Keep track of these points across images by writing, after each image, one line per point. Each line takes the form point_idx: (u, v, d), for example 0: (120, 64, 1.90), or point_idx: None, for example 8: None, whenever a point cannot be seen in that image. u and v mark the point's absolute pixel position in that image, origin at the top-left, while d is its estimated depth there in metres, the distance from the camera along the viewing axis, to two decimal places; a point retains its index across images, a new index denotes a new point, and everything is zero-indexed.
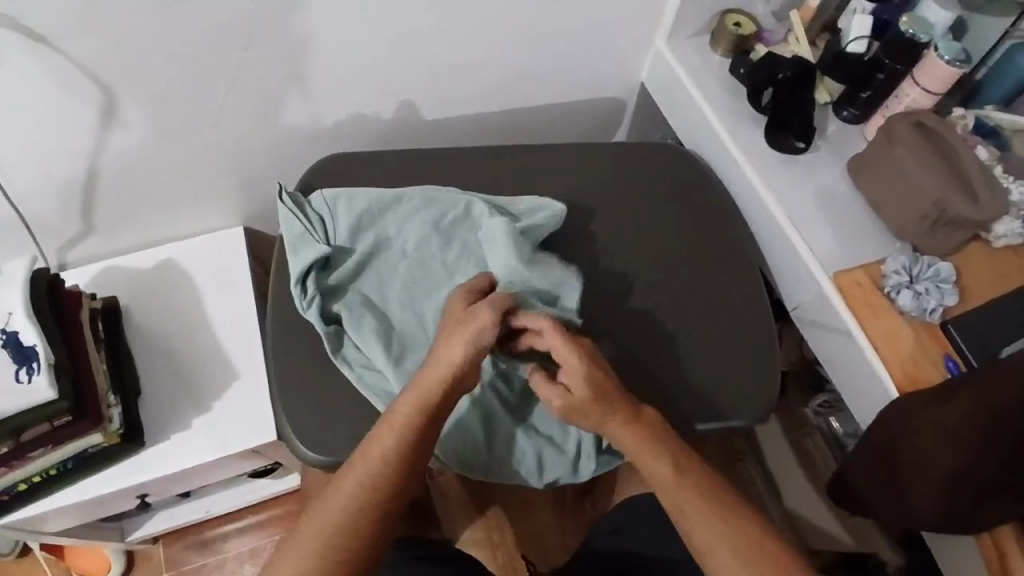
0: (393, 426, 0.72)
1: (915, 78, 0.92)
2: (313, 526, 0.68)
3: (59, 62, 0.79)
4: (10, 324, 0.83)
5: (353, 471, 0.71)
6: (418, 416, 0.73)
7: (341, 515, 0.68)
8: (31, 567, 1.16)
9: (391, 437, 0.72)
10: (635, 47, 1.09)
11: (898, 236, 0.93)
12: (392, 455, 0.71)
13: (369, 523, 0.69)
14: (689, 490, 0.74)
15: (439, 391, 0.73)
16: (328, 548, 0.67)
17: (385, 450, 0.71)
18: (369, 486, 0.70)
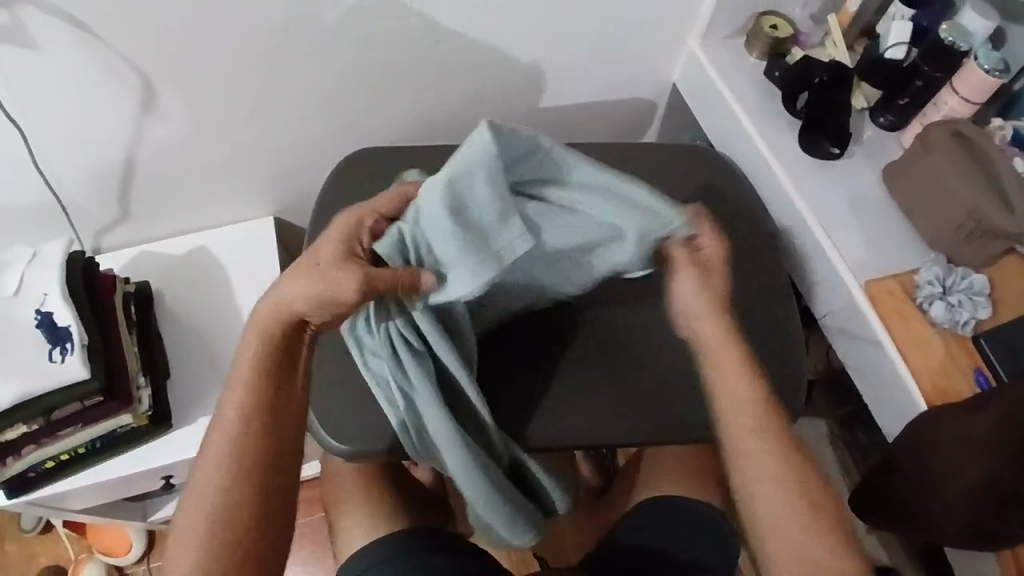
0: (238, 401, 0.67)
1: (954, 87, 0.91)
2: (189, 524, 0.64)
3: (101, 50, 0.81)
4: (45, 305, 0.85)
5: (213, 461, 0.66)
6: (271, 355, 0.68)
7: (221, 488, 0.65)
8: (56, 543, 1.18)
9: (248, 391, 0.67)
10: (668, 48, 1.08)
11: (931, 245, 0.92)
12: (259, 401, 0.67)
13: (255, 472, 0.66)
14: (752, 412, 0.72)
15: (272, 349, 0.68)
16: (223, 513, 0.64)
17: (251, 403, 0.67)
18: (242, 436, 0.66)
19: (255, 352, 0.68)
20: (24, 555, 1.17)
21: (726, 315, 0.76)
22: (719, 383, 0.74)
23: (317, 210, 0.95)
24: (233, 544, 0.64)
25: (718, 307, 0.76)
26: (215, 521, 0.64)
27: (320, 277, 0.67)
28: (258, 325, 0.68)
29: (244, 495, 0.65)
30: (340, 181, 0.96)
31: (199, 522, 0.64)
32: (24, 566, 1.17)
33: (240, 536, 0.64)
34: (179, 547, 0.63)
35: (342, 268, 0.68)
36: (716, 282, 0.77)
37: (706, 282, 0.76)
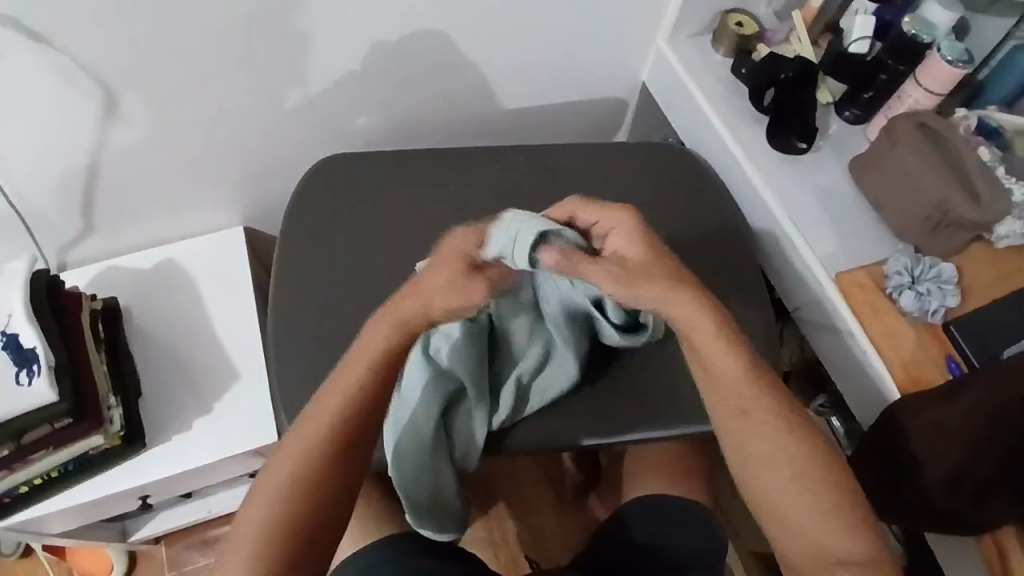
0: (344, 382, 0.71)
1: (917, 79, 0.92)
2: (273, 481, 0.69)
3: (61, 64, 0.79)
4: (10, 327, 0.83)
5: (308, 431, 0.70)
6: (395, 336, 0.71)
7: (313, 448, 0.70)
8: (33, 567, 1.15)
9: (365, 366, 0.71)
10: (636, 47, 1.08)
11: (899, 235, 0.93)
12: (369, 382, 0.71)
13: (347, 437, 0.71)
14: (745, 382, 0.73)
15: (399, 340, 0.71)
16: (306, 472, 0.69)
17: (363, 376, 0.71)
18: (352, 408, 0.71)
19: (380, 342, 0.71)
20: None
21: (700, 294, 0.72)
22: (703, 348, 0.73)
23: (288, 217, 0.94)
24: (297, 516, 0.68)
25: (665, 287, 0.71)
26: (302, 477, 0.69)
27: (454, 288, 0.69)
28: (396, 311, 0.70)
29: (324, 465, 0.70)
30: (310, 190, 0.95)
31: (278, 482, 0.69)
32: None
33: (303, 512, 0.68)
34: (260, 496, 0.69)
35: (467, 282, 0.69)
36: (654, 267, 0.71)
37: (627, 276, 0.70)
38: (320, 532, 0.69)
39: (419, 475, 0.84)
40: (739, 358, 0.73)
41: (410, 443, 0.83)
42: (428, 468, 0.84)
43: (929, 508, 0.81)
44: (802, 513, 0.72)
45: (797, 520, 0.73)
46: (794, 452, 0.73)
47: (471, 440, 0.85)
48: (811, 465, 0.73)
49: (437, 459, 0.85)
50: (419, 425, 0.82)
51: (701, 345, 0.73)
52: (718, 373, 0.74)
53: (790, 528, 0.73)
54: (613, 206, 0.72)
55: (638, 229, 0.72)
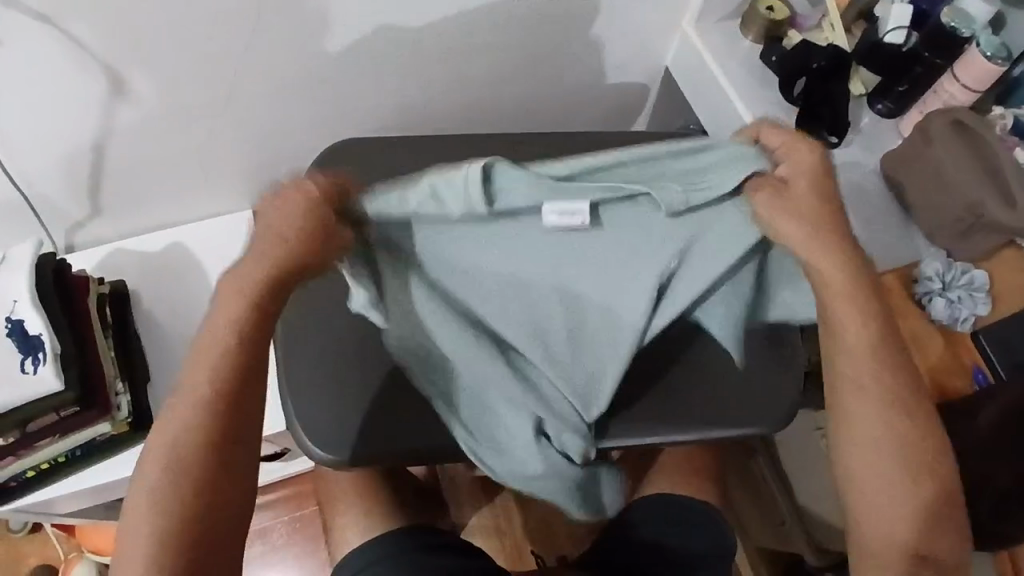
0: (205, 364, 0.64)
1: (954, 74, 0.88)
2: (144, 487, 0.63)
3: (67, 45, 0.77)
4: (15, 313, 0.82)
5: (172, 426, 0.63)
6: (245, 308, 0.65)
7: (175, 446, 0.63)
8: (42, 544, 1.17)
9: (223, 342, 0.64)
10: (659, 31, 1.04)
11: (929, 238, 0.90)
12: (228, 363, 0.64)
13: (214, 424, 0.64)
14: (865, 345, 0.69)
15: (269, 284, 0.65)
16: (180, 468, 0.63)
17: (223, 352, 0.64)
18: (216, 389, 0.64)
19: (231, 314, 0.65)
20: (13, 556, 1.16)
21: (842, 237, 0.69)
22: (834, 310, 0.69)
23: None
24: (190, 519, 0.63)
25: (812, 232, 0.69)
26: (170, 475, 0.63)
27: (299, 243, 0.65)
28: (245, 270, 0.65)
29: (197, 464, 0.63)
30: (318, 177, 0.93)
31: (148, 493, 0.63)
32: (13, 567, 1.16)
33: (195, 512, 0.63)
34: (134, 514, 0.62)
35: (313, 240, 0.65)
36: (818, 208, 0.70)
37: (785, 198, 0.70)
38: (211, 528, 0.64)
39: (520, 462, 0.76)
40: (867, 303, 0.69)
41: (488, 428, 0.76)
42: (544, 461, 0.75)
43: None
44: (882, 502, 0.68)
45: (881, 513, 0.68)
46: (876, 412, 0.68)
47: (565, 436, 0.75)
48: (891, 434, 0.68)
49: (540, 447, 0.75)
50: (495, 424, 0.76)
51: (831, 302, 0.69)
52: (848, 342, 0.69)
53: (874, 525, 0.68)
54: (803, 143, 0.71)
55: (810, 149, 0.71)
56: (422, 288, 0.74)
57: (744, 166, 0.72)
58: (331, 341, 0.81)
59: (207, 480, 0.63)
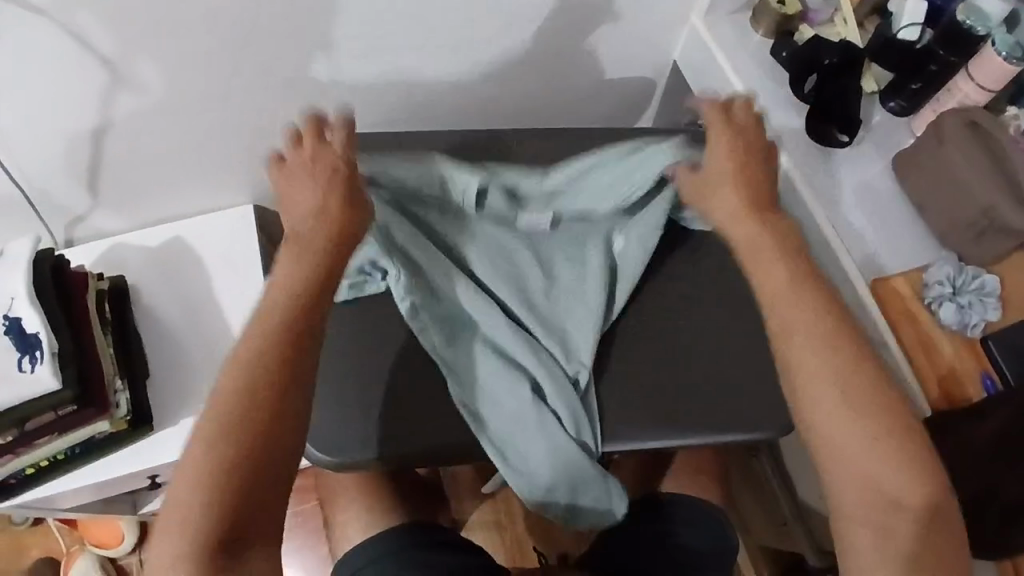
0: (242, 353, 0.64)
1: (969, 73, 0.86)
2: (186, 472, 0.61)
3: (62, 41, 0.75)
4: (12, 311, 0.81)
5: (218, 407, 0.62)
6: (292, 296, 0.67)
7: (222, 428, 0.61)
8: (45, 536, 1.18)
9: (272, 328, 0.65)
10: (668, 25, 1.02)
11: (940, 241, 0.88)
12: (274, 349, 0.64)
13: (257, 409, 0.62)
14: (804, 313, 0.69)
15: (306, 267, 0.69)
16: (223, 451, 0.61)
17: (271, 336, 0.65)
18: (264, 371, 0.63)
19: (273, 307, 0.66)
20: (16, 547, 1.17)
21: (784, 224, 0.74)
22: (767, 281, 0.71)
23: None
24: (225, 505, 0.60)
25: (759, 221, 0.73)
26: (211, 459, 0.60)
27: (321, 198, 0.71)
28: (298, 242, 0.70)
29: (240, 446, 0.61)
30: None
31: (178, 482, 0.61)
32: (15, 558, 1.17)
33: (230, 498, 0.60)
34: (176, 498, 0.60)
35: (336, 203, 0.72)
36: (740, 184, 0.75)
37: (722, 180, 0.76)
38: (233, 522, 0.60)
39: (524, 437, 0.79)
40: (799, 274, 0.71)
41: (490, 397, 0.80)
42: (548, 441, 0.79)
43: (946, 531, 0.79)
44: (890, 479, 0.63)
45: (891, 497, 0.63)
46: (838, 374, 0.66)
47: (561, 407, 0.79)
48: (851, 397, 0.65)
49: (542, 427, 0.79)
50: (498, 406, 0.79)
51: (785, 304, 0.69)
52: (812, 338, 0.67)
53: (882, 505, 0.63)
54: (738, 117, 0.78)
55: (735, 139, 0.77)
56: (433, 283, 0.82)
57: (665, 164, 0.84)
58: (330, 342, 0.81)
59: (245, 466, 0.61)
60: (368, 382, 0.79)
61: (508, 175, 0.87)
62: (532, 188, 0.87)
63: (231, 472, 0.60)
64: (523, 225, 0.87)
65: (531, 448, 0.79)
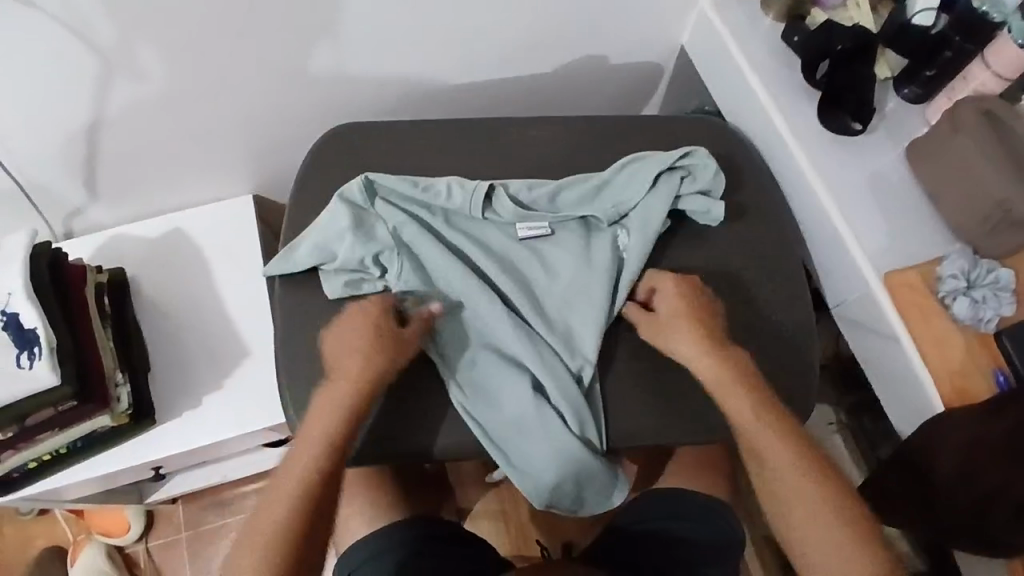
0: (301, 460, 0.72)
1: (985, 59, 0.83)
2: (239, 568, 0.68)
3: (54, 33, 0.73)
4: (10, 305, 0.80)
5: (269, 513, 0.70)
6: (340, 423, 0.73)
7: (273, 532, 0.69)
8: (51, 525, 1.19)
9: (322, 442, 0.72)
10: (676, 9, 0.99)
11: (954, 233, 0.86)
12: (318, 468, 0.71)
13: (302, 527, 0.70)
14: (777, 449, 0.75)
15: (359, 400, 0.73)
16: (270, 555, 0.68)
17: (319, 451, 0.72)
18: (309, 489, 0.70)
19: (320, 436, 0.72)
20: (22, 537, 1.18)
21: (731, 357, 0.78)
22: (728, 415, 0.77)
23: (295, 194, 0.88)
24: None
25: (711, 353, 0.78)
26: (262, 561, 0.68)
27: (373, 346, 0.75)
28: (348, 373, 0.74)
29: (285, 557, 0.69)
30: (319, 159, 0.90)
31: None
32: (21, 547, 1.17)
33: None
34: None
35: (384, 340, 0.76)
36: (689, 318, 0.79)
37: (686, 347, 0.78)
38: None
39: (521, 436, 0.78)
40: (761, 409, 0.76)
41: (489, 396, 0.79)
42: (546, 436, 0.78)
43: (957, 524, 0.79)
44: None
45: None
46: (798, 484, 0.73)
47: (563, 404, 0.78)
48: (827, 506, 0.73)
49: (542, 422, 0.78)
50: (500, 399, 0.79)
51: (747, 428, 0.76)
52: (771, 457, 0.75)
53: None
54: (683, 278, 0.82)
55: (688, 295, 0.81)
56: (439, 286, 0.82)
57: (700, 175, 0.87)
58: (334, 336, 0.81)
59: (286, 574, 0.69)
60: None
61: (511, 183, 0.87)
62: (533, 194, 0.86)
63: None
64: (526, 229, 0.85)
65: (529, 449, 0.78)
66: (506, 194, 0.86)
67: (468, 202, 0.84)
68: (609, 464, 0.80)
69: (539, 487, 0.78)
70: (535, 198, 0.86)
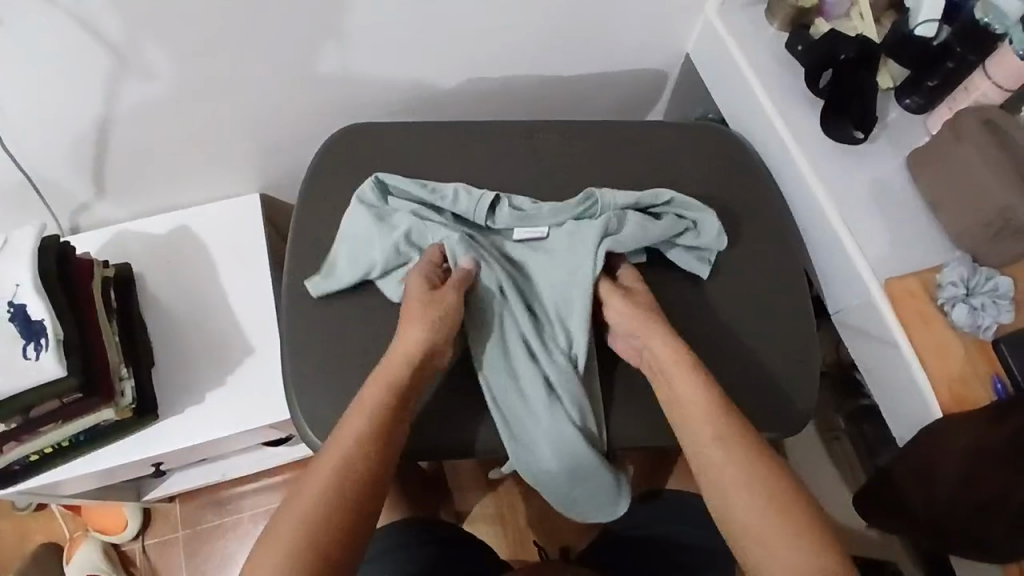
0: (346, 434, 0.68)
1: (987, 70, 0.85)
2: (271, 546, 0.61)
3: (69, 28, 0.74)
4: (18, 297, 0.80)
5: (309, 487, 0.64)
6: (387, 392, 0.71)
7: (313, 505, 0.63)
8: (48, 521, 1.18)
9: (365, 413, 0.70)
10: (682, 17, 1.01)
11: (955, 241, 0.87)
12: (364, 437, 0.68)
13: (345, 500, 0.64)
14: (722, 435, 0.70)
15: (406, 367, 0.73)
16: (308, 529, 0.62)
17: (365, 422, 0.69)
18: (351, 458, 0.67)
19: (365, 407, 0.70)
20: (19, 532, 1.18)
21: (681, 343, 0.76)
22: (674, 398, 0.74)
23: (304, 192, 0.89)
24: None
25: (663, 335, 0.77)
26: (299, 535, 0.62)
27: (421, 313, 0.75)
28: (394, 354, 0.74)
29: (324, 531, 0.62)
30: (329, 157, 0.90)
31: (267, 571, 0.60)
32: (18, 543, 1.17)
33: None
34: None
35: (429, 304, 0.76)
36: (641, 308, 0.79)
37: (642, 329, 0.78)
38: None
39: (533, 433, 0.79)
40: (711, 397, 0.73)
41: (503, 393, 0.79)
42: (550, 431, 0.78)
43: (954, 532, 0.79)
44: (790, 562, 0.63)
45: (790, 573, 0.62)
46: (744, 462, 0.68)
47: (571, 403, 0.78)
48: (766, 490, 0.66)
49: (552, 422, 0.78)
50: (510, 394, 0.79)
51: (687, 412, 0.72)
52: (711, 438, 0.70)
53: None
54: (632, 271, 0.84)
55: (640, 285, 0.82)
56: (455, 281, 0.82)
57: (707, 222, 0.87)
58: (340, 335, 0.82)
59: (326, 552, 0.62)
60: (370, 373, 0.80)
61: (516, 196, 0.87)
62: (535, 206, 0.87)
63: (315, 551, 0.61)
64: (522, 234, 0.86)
65: (535, 450, 0.79)
66: (512, 201, 0.87)
67: (474, 209, 0.85)
68: (612, 469, 0.80)
69: (549, 484, 0.79)
70: (538, 208, 0.86)
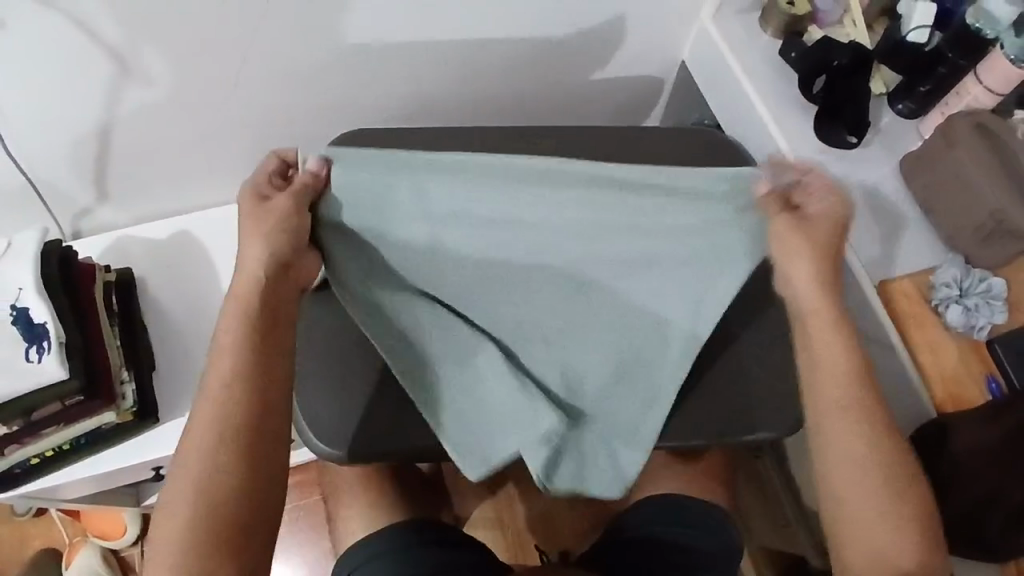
0: (218, 374, 0.67)
1: (978, 75, 0.87)
2: (176, 496, 0.65)
3: (74, 34, 0.75)
4: (20, 301, 0.81)
5: (195, 435, 0.66)
6: (241, 322, 0.68)
7: (207, 454, 0.65)
8: (47, 527, 1.18)
9: (229, 353, 0.67)
10: (678, 23, 1.02)
11: (948, 243, 0.88)
12: (234, 375, 0.67)
13: (235, 438, 0.66)
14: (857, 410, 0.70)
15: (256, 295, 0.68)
16: (206, 475, 0.65)
17: (233, 358, 0.67)
18: (228, 401, 0.66)
19: (229, 343, 0.68)
20: (18, 537, 1.18)
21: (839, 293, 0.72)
22: (822, 350, 0.72)
23: None
24: (221, 525, 0.65)
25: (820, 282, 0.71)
26: (198, 483, 0.65)
27: (260, 232, 0.68)
28: (243, 277, 0.69)
29: (223, 471, 0.65)
30: None
31: (179, 520, 0.64)
32: (17, 547, 1.17)
33: (226, 519, 0.65)
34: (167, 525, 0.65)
35: (262, 219, 0.68)
36: (824, 246, 0.71)
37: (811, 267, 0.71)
38: (245, 540, 0.65)
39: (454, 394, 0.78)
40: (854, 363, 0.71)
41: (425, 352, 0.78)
42: (486, 396, 0.78)
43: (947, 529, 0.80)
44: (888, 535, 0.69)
45: (881, 543, 0.69)
46: (874, 437, 0.70)
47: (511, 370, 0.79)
48: (883, 469, 0.70)
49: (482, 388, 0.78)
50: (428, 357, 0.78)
51: (837, 372, 0.71)
52: (853, 406, 0.70)
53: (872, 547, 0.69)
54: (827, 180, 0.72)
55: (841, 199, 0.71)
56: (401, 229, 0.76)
57: None
58: (338, 334, 0.82)
59: (228, 488, 0.65)
60: (369, 377, 0.80)
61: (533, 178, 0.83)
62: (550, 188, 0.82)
63: (215, 492, 0.65)
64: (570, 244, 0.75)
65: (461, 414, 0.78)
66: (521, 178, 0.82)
67: None
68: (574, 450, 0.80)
69: (463, 445, 0.78)
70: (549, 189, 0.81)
